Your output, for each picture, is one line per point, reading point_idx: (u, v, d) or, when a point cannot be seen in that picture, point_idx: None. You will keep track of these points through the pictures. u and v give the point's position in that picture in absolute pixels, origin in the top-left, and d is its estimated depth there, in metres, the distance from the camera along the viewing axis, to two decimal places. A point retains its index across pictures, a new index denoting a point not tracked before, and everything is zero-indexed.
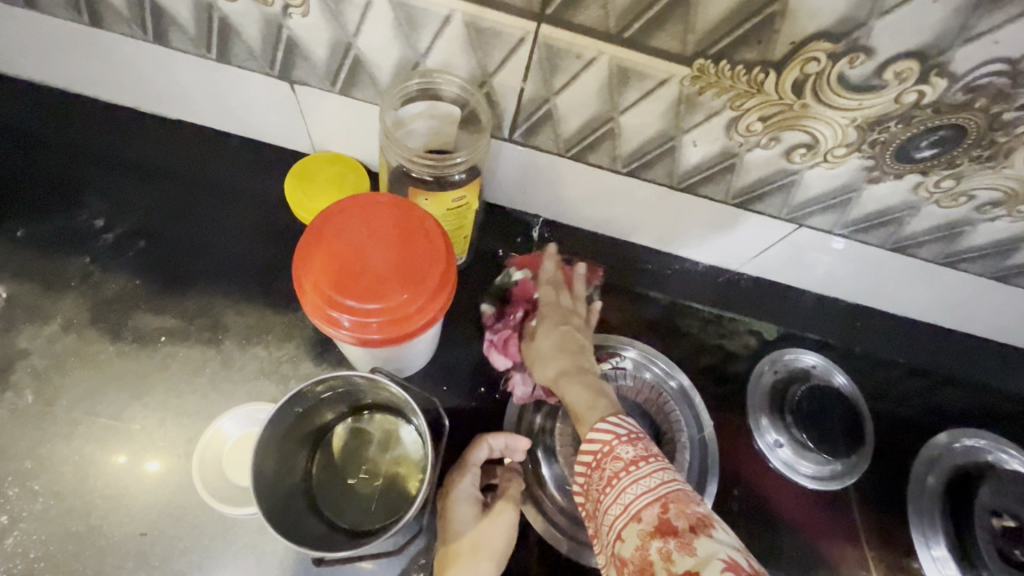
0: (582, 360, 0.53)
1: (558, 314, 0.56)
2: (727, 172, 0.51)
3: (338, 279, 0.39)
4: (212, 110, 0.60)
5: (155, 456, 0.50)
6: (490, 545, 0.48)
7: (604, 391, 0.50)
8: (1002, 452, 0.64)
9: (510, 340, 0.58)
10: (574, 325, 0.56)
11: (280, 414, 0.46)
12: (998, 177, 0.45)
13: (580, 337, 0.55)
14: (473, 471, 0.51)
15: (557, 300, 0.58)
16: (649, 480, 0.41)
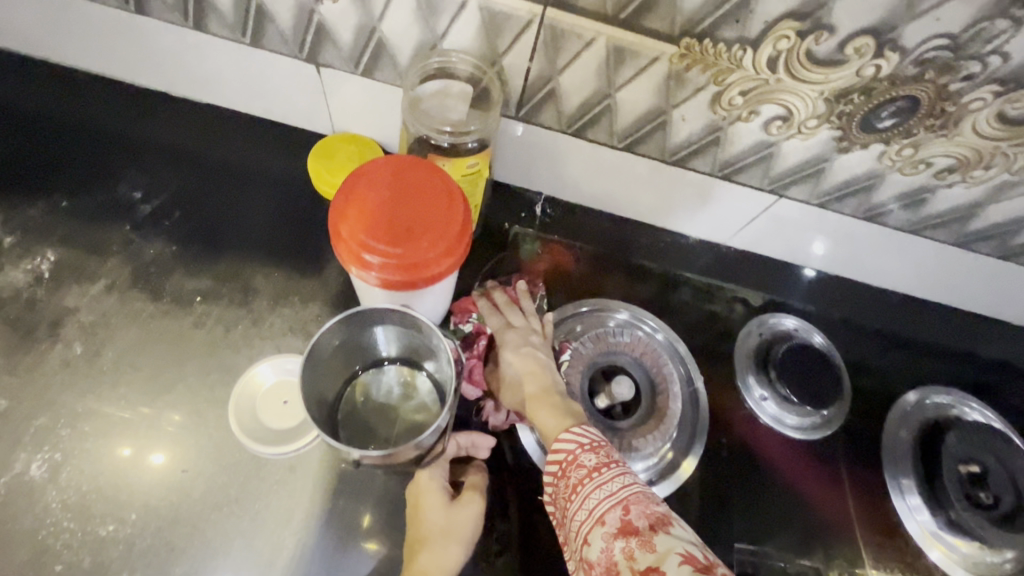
0: (547, 381, 0.56)
1: (520, 338, 0.59)
2: (712, 145, 0.57)
3: (371, 228, 0.44)
4: (242, 94, 0.65)
5: (164, 445, 0.53)
6: (460, 531, 0.51)
7: (572, 410, 0.53)
8: (964, 405, 0.70)
9: (474, 368, 0.60)
10: (535, 345, 0.59)
11: (325, 338, 0.50)
12: (951, 145, 0.51)
13: (541, 356, 0.58)
14: (441, 464, 0.54)
15: (517, 324, 0.60)
16: (611, 484, 0.45)
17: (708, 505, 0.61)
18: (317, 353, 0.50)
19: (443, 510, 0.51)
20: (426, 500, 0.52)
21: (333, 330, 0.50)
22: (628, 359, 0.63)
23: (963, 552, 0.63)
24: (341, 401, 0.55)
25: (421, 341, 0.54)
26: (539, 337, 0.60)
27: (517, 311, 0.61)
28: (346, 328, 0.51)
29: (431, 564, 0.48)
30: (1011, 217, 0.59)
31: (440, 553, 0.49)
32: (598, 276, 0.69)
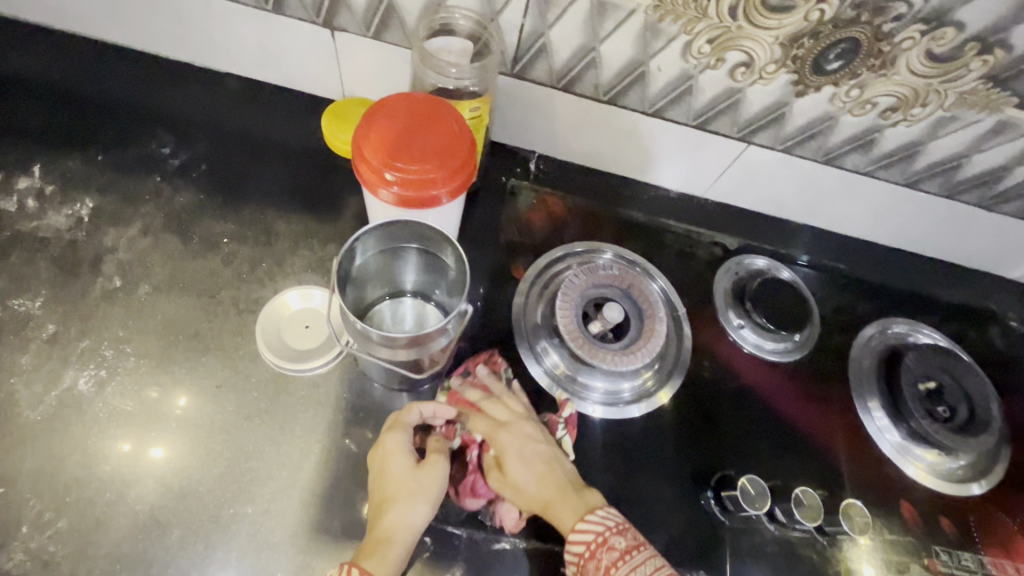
0: (561, 479, 0.56)
1: (518, 437, 0.58)
2: (686, 94, 0.65)
3: (390, 150, 0.50)
4: (261, 61, 0.72)
5: (160, 443, 0.54)
6: (427, 489, 0.52)
7: (583, 494, 0.55)
8: (917, 332, 0.77)
9: (478, 482, 0.56)
10: (532, 438, 0.58)
11: (365, 238, 0.53)
12: (891, 84, 0.59)
13: (544, 451, 0.58)
14: (405, 429, 0.55)
15: (508, 420, 0.59)
16: (644, 567, 0.49)
17: (691, 417, 0.66)
18: (352, 258, 0.54)
19: (409, 472, 0.53)
20: (391, 463, 0.53)
21: (369, 242, 0.54)
22: (615, 291, 0.67)
23: (928, 465, 0.68)
24: (365, 319, 0.59)
25: (445, 270, 0.58)
26: (533, 428, 0.59)
27: (501, 404, 0.60)
28: (382, 241, 0.55)
29: (397, 521, 0.50)
30: (950, 155, 0.66)
31: (406, 513, 0.51)
32: (589, 224, 0.76)
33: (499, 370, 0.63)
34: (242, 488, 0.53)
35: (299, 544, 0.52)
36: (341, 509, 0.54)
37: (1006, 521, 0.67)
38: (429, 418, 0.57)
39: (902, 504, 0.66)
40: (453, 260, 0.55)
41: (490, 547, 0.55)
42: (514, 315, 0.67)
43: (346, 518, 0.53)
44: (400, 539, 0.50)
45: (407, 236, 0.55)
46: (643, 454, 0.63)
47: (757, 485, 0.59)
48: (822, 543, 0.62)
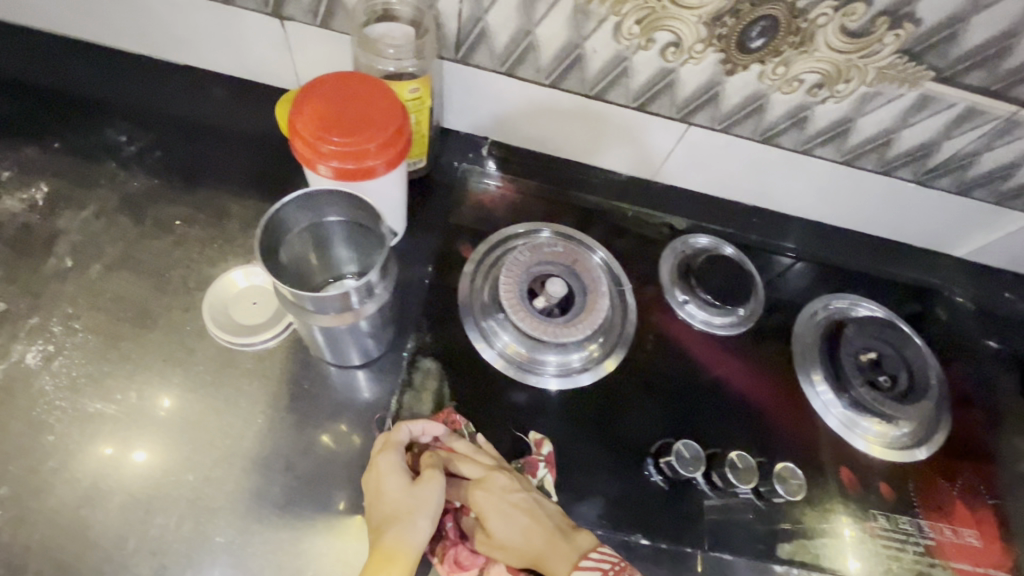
0: (547, 527, 0.55)
1: (491, 492, 0.55)
2: (622, 76, 0.67)
3: (322, 123, 0.52)
4: (216, 52, 0.73)
5: (144, 444, 0.54)
6: (426, 506, 0.53)
7: (572, 536, 0.55)
8: (857, 305, 0.79)
9: (460, 551, 0.56)
10: (509, 486, 0.56)
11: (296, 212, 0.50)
12: (813, 61, 0.61)
13: (523, 499, 0.55)
14: (397, 449, 0.55)
15: (481, 474, 0.56)
16: None
17: (635, 386, 0.68)
18: (281, 230, 0.51)
19: (406, 490, 0.53)
20: (386, 484, 0.53)
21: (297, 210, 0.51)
22: (559, 267, 0.69)
23: (876, 439, 0.70)
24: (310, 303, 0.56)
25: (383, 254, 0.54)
26: (505, 476, 0.57)
27: (470, 454, 0.58)
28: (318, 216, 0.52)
29: (397, 541, 0.50)
30: (880, 130, 0.69)
31: (408, 531, 0.51)
32: (539, 207, 0.78)
33: (458, 429, 0.60)
34: (184, 457, 0.54)
35: (239, 510, 0.53)
36: (282, 475, 0.55)
37: (947, 487, 0.68)
38: (418, 435, 0.58)
39: (841, 469, 0.67)
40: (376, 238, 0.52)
41: None
42: (461, 295, 0.68)
43: (286, 484, 0.55)
44: (403, 557, 0.50)
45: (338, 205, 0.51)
46: (587, 425, 0.64)
47: (692, 450, 0.61)
48: (760, 508, 0.63)
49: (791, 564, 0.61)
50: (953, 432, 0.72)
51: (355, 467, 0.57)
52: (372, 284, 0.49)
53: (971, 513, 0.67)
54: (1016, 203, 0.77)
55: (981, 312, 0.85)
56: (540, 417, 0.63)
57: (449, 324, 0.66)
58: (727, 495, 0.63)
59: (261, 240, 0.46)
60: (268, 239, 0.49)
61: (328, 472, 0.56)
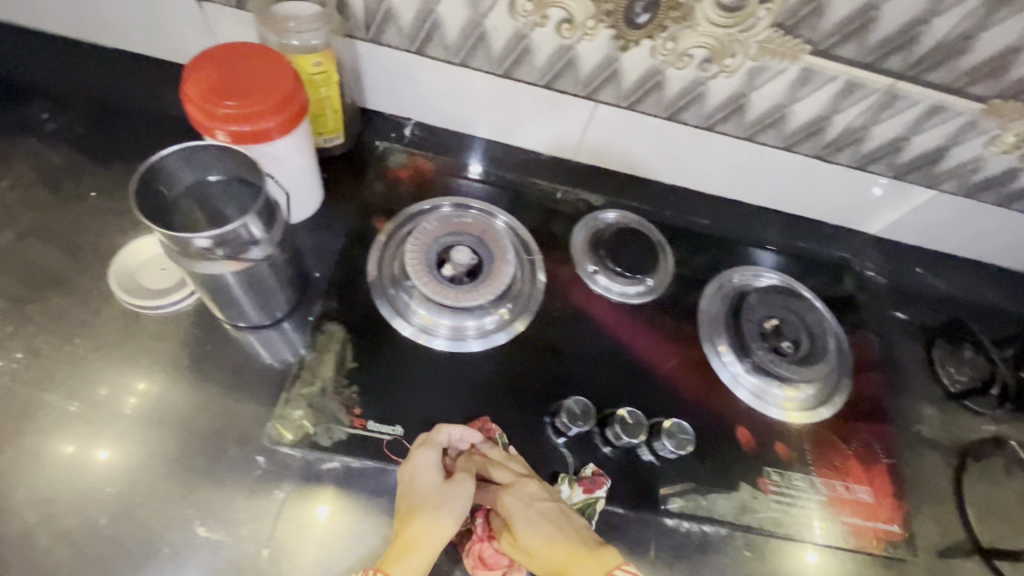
0: (570, 537, 0.55)
1: (521, 498, 0.57)
2: (525, 53, 0.70)
3: (212, 88, 0.54)
4: (140, 34, 0.74)
5: (109, 444, 0.55)
6: (452, 503, 0.55)
7: (599, 553, 0.55)
8: (759, 273, 0.83)
9: (484, 550, 0.58)
10: (538, 495, 0.57)
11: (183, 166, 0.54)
12: (698, 35, 0.65)
13: (550, 509, 0.57)
14: (434, 447, 0.58)
15: (512, 480, 0.58)
16: None
17: (540, 350, 0.70)
18: (161, 180, 0.54)
19: (436, 485, 0.56)
20: (419, 477, 0.56)
21: (182, 162, 0.54)
22: (464, 236, 0.71)
23: (784, 407, 0.72)
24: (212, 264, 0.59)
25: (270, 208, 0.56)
26: (536, 484, 0.58)
27: (502, 460, 0.60)
28: (206, 171, 0.56)
29: (420, 530, 0.53)
30: (773, 105, 0.72)
31: (432, 526, 0.53)
32: (457, 184, 0.80)
33: (493, 438, 0.62)
34: (152, 457, 0.55)
35: (132, 460, 0.55)
36: (178, 430, 0.57)
37: (841, 446, 0.71)
38: (455, 439, 0.60)
39: (738, 429, 0.70)
40: (254, 192, 0.56)
41: (320, 466, 0.58)
42: (371, 266, 0.70)
43: (181, 439, 0.57)
44: (422, 549, 0.52)
45: (220, 159, 0.54)
46: (490, 387, 0.66)
47: (582, 405, 0.63)
48: (653, 463, 0.65)
49: (681, 517, 0.63)
50: (851, 395, 0.75)
51: (252, 424, 0.59)
52: (250, 231, 0.52)
53: (864, 471, 0.70)
54: (915, 177, 0.79)
55: (891, 285, 0.88)
56: (442, 377, 0.65)
57: (355, 291, 0.68)
58: (622, 452, 0.65)
59: (136, 181, 0.50)
60: (144, 184, 0.52)
61: (225, 427, 0.58)
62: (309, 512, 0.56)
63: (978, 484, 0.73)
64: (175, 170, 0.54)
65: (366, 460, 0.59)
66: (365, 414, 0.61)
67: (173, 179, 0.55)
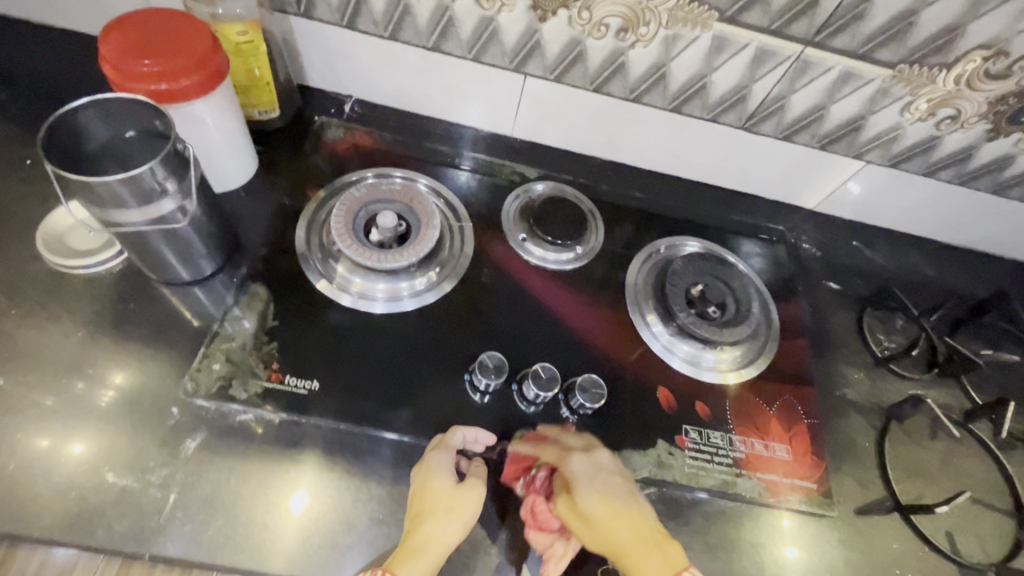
0: (632, 516, 0.57)
1: (590, 463, 0.60)
2: (450, 26, 0.73)
3: (126, 50, 0.56)
4: (83, 14, 0.76)
5: (83, 440, 0.56)
6: (463, 509, 0.56)
7: (660, 540, 0.56)
8: (684, 242, 0.85)
9: (536, 504, 0.60)
10: (608, 469, 0.61)
11: (99, 123, 0.57)
12: (610, 4, 0.67)
13: (617, 483, 0.60)
14: (449, 450, 0.60)
15: (584, 447, 0.62)
16: None
17: (465, 313, 0.71)
18: (76, 135, 0.57)
19: (450, 489, 0.57)
20: (432, 480, 0.57)
21: (97, 118, 0.57)
22: (391, 202, 0.73)
23: (718, 368, 0.74)
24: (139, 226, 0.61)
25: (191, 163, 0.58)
26: (606, 457, 0.62)
27: (570, 435, 0.64)
28: (120, 126, 0.58)
29: (432, 535, 0.54)
30: (692, 76, 0.74)
31: (440, 530, 0.54)
32: (393, 157, 0.82)
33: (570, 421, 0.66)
34: (115, 448, 0.56)
35: (49, 410, 0.57)
36: (95, 383, 0.59)
37: (762, 406, 0.72)
38: (470, 442, 0.62)
39: (658, 389, 0.71)
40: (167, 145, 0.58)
41: (234, 418, 0.59)
42: (300, 234, 0.72)
43: (97, 391, 0.58)
44: (431, 551, 0.53)
45: (133, 114, 0.57)
46: (413, 347, 0.67)
47: (496, 360, 0.65)
48: (573, 421, 0.66)
49: None
50: (777, 359, 0.76)
51: (169, 378, 0.60)
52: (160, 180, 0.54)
53: (784, 430, 0.71)
54: (840, 148, 0.81)
55: (825, 258, 0.89)
56: (364, 336, 0.67)
57: (282, 255, 0.70)
58: (543, 409, 0.66)
59: (46, 129, 0.53)
60: (57, 134, 0.55)
61: (143, 381, 0.60)
62: (218, 461, 0.57)
63: (901, 443, 0.74)
64: (90, 125, 0.57)
65: (281, 412, 0.60)
66: (283, 369, 0.62)
67: (87, 133, 0.58)
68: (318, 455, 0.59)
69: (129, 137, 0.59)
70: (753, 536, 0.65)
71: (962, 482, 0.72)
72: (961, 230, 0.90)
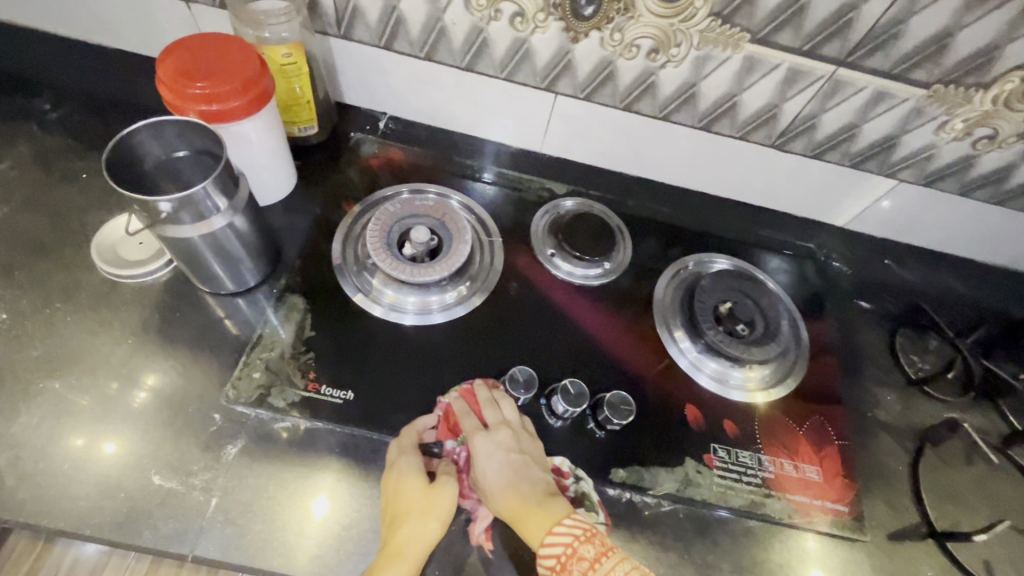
0: (526, 488, 0.59)
1: (490, 441, 0.61)
2: (484, 46, 0.75)
3: (181, 72, 0.59)
4: (136, 35, 0.80)
5: (115, 438, 0.58)
6: (439, 507, 0.57)
7: (551, 506, 0.58)
8: (711, 258, 0.85)
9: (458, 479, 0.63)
10: (509, 444, 0.62)
11: (156, 144, 0.60)
12: (642, 26, 0.68)
13: (516, 458, 0.61)
14: (416, 452, 0.60)
15: (491, 425, 0.63)
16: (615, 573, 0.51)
17: (493, 326, 0.73)
18: (135, 156, 0.60)
19: (420, 490, 0.57)
20: (404, 482, 0.57)
21: (153, 138, 0.60)
22: (424, 216, 0.75)
23: (745, 388, 0.73)
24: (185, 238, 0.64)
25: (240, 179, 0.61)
26: (509, 434, 0.62)
27: (483, 409, 0.64)
28: (173, 144, 0.61)
29: (409, 537, 0.54)
30: (722, 94, 0.75)
31: (418, 530, 0.55)
32: (425, 172, 0.84)
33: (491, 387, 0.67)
34: (147, 443, 0.59)
35: (98, 412, 0.60)
36: (128, 380, 0.62)
37: (792, 426, 0.72)
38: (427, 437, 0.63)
39: (685, 406, 0.71)
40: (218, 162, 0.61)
41: (272, 425, 0.61)
42: (335, 248, 0.74)
43: (130, 389, 0.61)
44: (410, 553, 0.54)
45: (187, 134, 0.60)
46: (442, 358, 0.69)
47: (526, 374, 0.67)
48: (600, 436, 0.67)
49: (623, 487, 0.64)
50: (806, 378, 0.76)
51: (210, 384, 0.63)
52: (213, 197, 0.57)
53: (814, 451, 0.70)
54: (872, 166, 0.81)
55: (856, 275, 0.88)
56: (394, 347, 0.68)
57: (319, 267, 0.73)
58: (570, 423, 0.67)
59: (109, 151, 0.56)
60: (117, 155, 0.58)
61: (186, 387, 0.62)
62: (256, 467, 0.59)
63: (934, 467, 0.72)
64: (147, 146, 0.60)
65: (315, 421, 0.62)
66: (318, 378, 0.64)
67: (145, 153, 0.61)
68: (351, 462, 0.61)
69: (182, 156, 0.62)
70: (780, 558, 0.64)
71: (999, 509, 0.70)
72: (997, 249, 0.89)
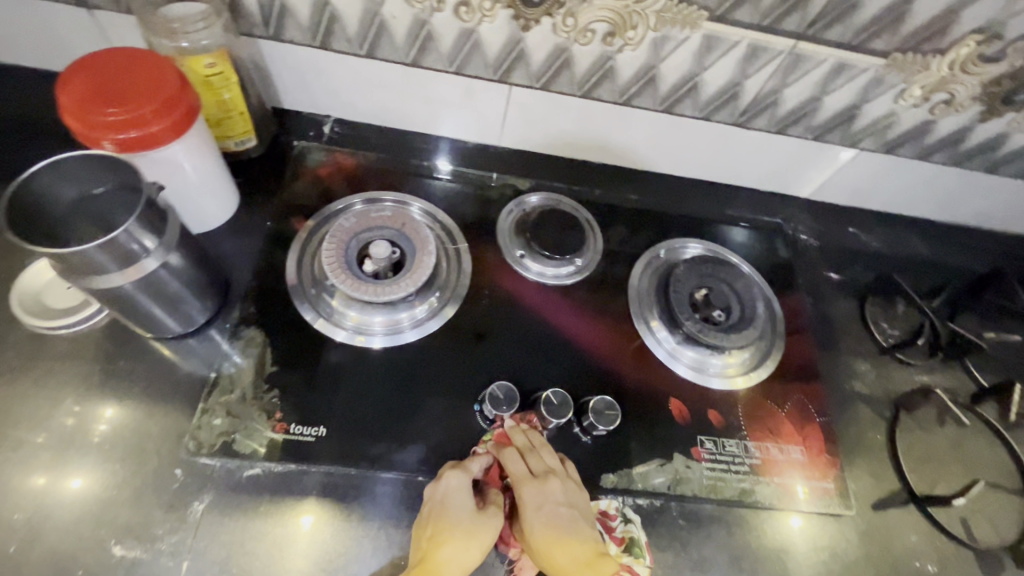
0: (575, 544, 0.58)
1: (540, 492, 0.59)
2: (429, 40, 0.69)
3: (88, 97, 0.52)
4: (35, 49, 0.71)
5: (80, 472, 0.55)
6: (484, 534, 0.57)
7: (599, 566, 0.57)
8: (688, 244, 0.83)
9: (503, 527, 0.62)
10: (557, 495, 0.60)
11: (64, 181, 0.53)
12: (596, 9, 0.64)
13: (564, 513, 0.59)
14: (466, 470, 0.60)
15: (538, 475, 0.61)
16: None
17: (468, 338, 0.69)
18: (42, 198, 0.53)
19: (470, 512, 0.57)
20: (453, 500, 0.57)
21: (60, 176, 0.53)
22: (384, 228, 0.70)
23: (725, 373, 0.73)
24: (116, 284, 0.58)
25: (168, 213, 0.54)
26: (559, 486, 0.60)
27: (531, 457, 0.62)
28: (85, 181, 0.54)
29: (449, 558, 0.54)
30: (683, 75, 0.72)
31: (461, 553, 0.55)
32: (379, 178, 0.79)
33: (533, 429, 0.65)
34: (114, 475, 0.55)
35: (40, 483, 0.54)
36: (85, 413, 0.58)
37: (774, 409, 0.72)
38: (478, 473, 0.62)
39: (670, 400, 0.70)
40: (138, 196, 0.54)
41: (241, 473, 0.57)
42: (289, 270, 0.69)
43: (87, 420, 0.57)
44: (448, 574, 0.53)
45: (98, 167, 0.53)
46: (418, 379, 0.65)
47: (506, 389, 0.64)
48: (587, 442, 0.66)
49: (612, 493, 0.63)
50: (783, 357, 0.76)
51: (166, 437, 0.58)
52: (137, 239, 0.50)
53: (798, 431, 0.71)
54: (834, 137, 0.80)
55: (824, 247, 0.89)
56: (365, 374, 0.65)
57: (274, 295, 0.67)
58: (554, 432, 0.66)
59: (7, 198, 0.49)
60: (20, 200, 0.51)
61: (139, 443, 0.57)
62: (230, 521, 0.55)
63: (911, 433, 0.74)
64: (54, 184, 0.53)
65: (287, 463, 0.58)
66: (287, 418, 0.60)
67: (52, 193, 0.54)
68: (331, 505, 0.58)
69: (99, 193, 0.56)
70: (773, 543, 0.65)
71: (974, 469, 0.72)
72: (955, 208, 0.90)
